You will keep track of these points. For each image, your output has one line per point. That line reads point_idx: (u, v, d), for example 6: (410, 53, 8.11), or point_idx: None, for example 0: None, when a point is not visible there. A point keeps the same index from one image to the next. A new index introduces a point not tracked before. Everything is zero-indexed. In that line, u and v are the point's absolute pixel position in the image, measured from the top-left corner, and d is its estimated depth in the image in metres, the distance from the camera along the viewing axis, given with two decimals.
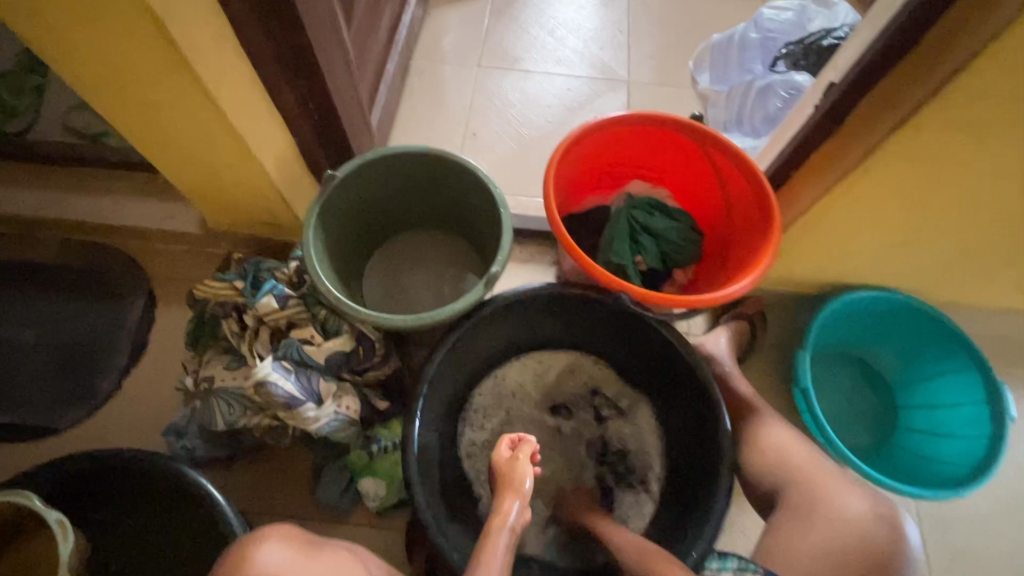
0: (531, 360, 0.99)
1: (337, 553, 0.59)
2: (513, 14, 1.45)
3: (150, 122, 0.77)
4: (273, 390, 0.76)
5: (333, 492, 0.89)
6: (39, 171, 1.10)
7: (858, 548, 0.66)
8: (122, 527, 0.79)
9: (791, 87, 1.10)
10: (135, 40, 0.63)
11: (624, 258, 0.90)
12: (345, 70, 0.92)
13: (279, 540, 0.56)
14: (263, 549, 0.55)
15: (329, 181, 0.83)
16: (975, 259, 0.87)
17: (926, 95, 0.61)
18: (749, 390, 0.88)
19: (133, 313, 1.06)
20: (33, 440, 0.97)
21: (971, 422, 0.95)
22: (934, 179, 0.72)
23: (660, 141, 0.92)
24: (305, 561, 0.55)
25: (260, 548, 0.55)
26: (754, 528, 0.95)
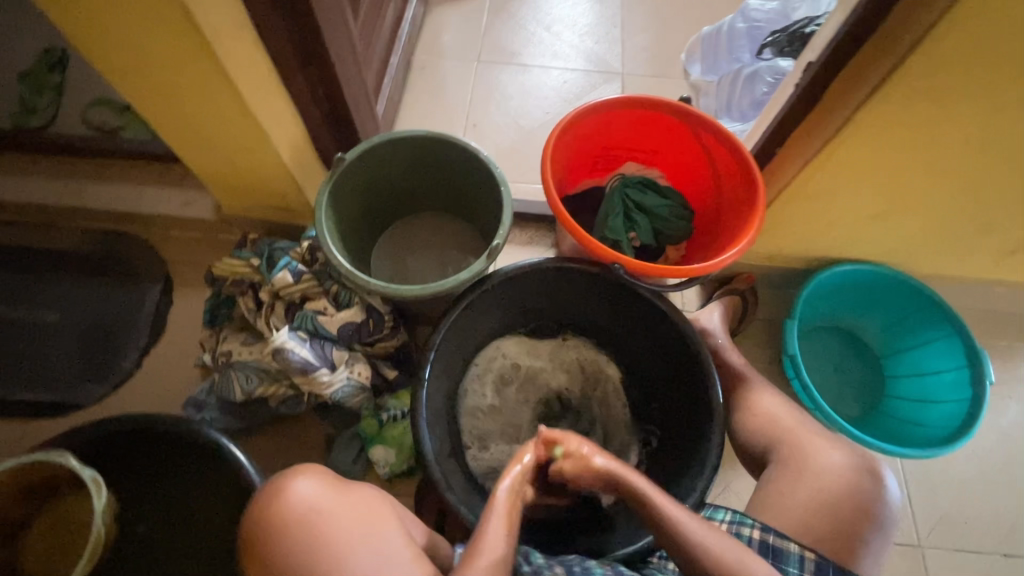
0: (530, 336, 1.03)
1: (366, 494, 0.63)
2: (511, 11, 1.51)
3: (174, 107, 0.83)
4: (290, 356, 0.82)
5: (345, 460, 0.93)
6: (61, 163, 1.16)
7: (844, 495, 0.69)
8: (148, 490, 0.84)
9: (776, 72, 1.16)
10: (163, 26, 0.68)
11: (619, 234, 0.95)
12: (353, 60, 0.97)
13: (312, 476, 0.61)
14: (297, 483, 0.60)
15: (339, 163, 0.89)
16: (953, 229, 0.92)
17: (892, 67, 0.67)
18: (740, 361, 0.92)
19: (152, 296, 1.11)
20: (58, 415, 1.02)
21: (953, 387, 0.99)
22: (907, 149, 0.77)
23: (651, 123, 0.97)
24: (335, 497, 0.60)
25: (295, 481, 0.60)
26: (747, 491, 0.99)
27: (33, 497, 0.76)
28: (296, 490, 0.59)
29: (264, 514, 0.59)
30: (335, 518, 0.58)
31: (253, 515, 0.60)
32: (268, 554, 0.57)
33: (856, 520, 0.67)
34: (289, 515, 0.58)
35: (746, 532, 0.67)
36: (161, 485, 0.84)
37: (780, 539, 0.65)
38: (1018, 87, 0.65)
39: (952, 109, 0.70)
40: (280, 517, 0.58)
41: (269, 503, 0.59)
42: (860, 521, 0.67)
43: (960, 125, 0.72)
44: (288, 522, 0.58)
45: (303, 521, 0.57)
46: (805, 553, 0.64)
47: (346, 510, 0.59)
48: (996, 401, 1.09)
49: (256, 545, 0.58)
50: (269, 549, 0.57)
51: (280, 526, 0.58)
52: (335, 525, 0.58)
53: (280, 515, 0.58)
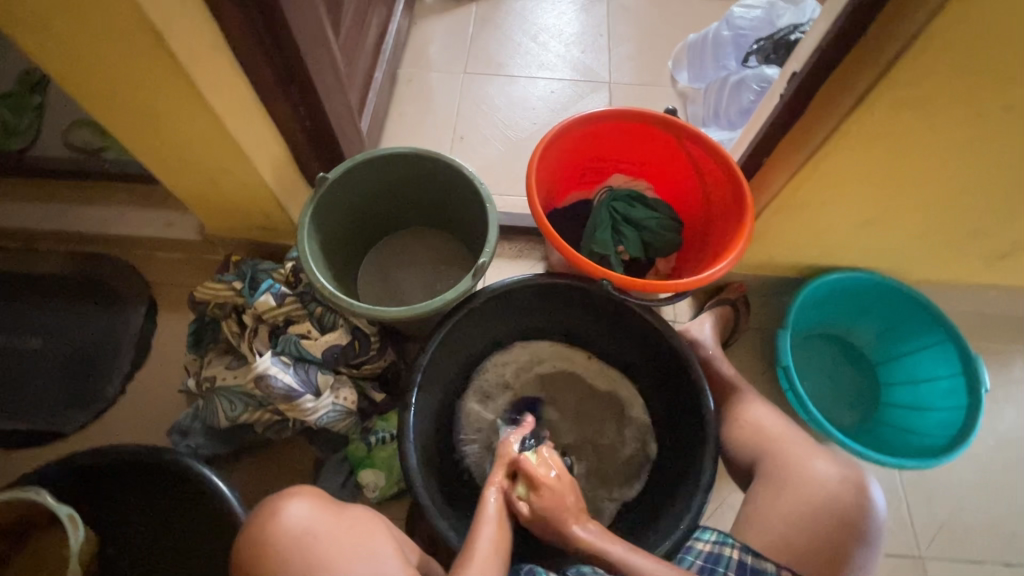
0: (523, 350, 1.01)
1: (359, 514, 0.63)
2: (497, 22, 1.50)
3: (151, 130, 0.81)
4: (272, 382, 0.81)
5: (333, 484, 0.91)
6: (41, 187, 1.14)
7: (827, 510, 0.67)
8: (129, 523, 0.82)
9: (762, 80, 1.15)
10: (135, 51, 0.67)
11: (607, 248, 0.94)
12: (335, 78, 0.96)
13: (305, 498, 0.61)
14: (292, 505, 0.59)
15: (321, 182, 0.87)
16: (943, 235, 0.91)
17: (875, 77, 0.66)
18: (731, 371, 0.91)
19: (135, 319, 1.09)
20: (40, 444, 0.99)
21: (949, 394, 0.98)
22: (893, 157, 0.76)
23: (637, 135, 0.96)
24: (330, 518, 0.60)
25: (289, 504, 0.59)
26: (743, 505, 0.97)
27: (10, 533, 0.74)
28: (292, 512, 0.59)
29: (259, 538, 0.57)
30: (333, 537, 0.58)
31: (246, 540, 0.58)
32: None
33: (839, 536, 0.66)
34: (282, 540, 0.57)
35: (722, 566, 0.65)
36: (141, 517, 0.82)
37: (757, 560, 0.64)
38: (1002, 95, 0.65)
39: (937, 118, 0.69)
40: (276, 540, 0.57)
41: (262, 527, 0.58)
42: (844, 536, 0.66)
43: (946, 133, 0.71)
44: (286, 543, 0.57)
45: (301, 542, 0.57)
46: (781, 573, 0.63)
47: (343, 530, 0.59)
48: (992, 406, 1.08)
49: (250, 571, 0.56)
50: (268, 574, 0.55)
51: (277, 549, 0.56)
52: (333, 544, 0.57)
53: (277, 537, 0.57)
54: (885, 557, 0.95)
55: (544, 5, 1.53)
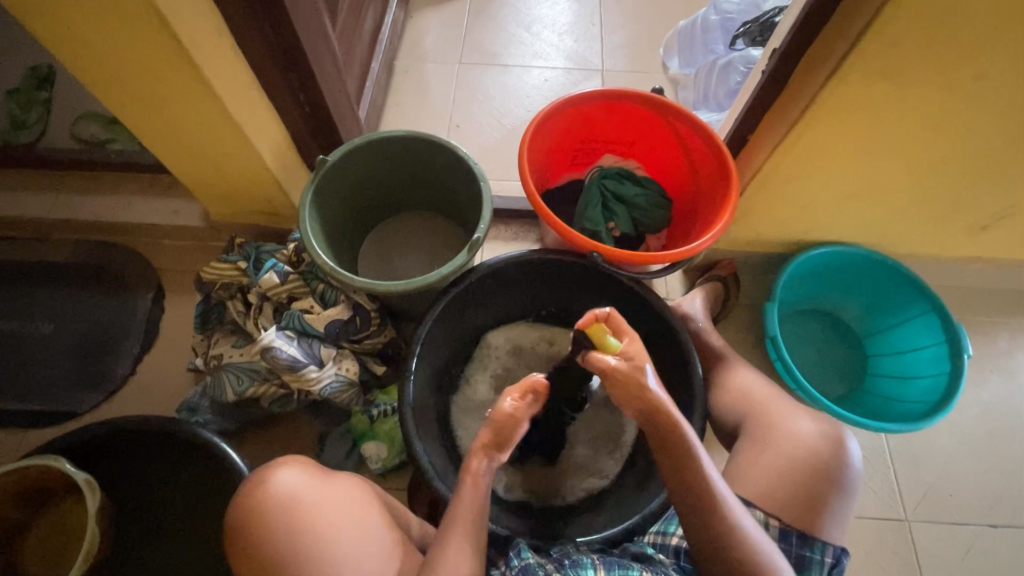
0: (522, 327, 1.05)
1: (347, 481, 0.66)
2: (491, 13, 1.53)
3: (155, 116, 0.85)
4: (277, 353, 0.85)
5: (337, 456, 0.95)
6: (51, 178, 1.18)
7: (808, 463, 0.70)
8: (141, 493, 0.85)
9: (749, 62, 1.19)
10: (141, 36, 0.70)
11: (597, 224, 0.97)
12: (333, 65, 0.99)
13: (296, 466, 0.64)
14: (282, 473, 0.63)
15: (322, 164, 0.91)
16: (923, 207, 0.94)
17: (847, 50, 0.69)
18: (719, 342, 0.95)
19: (144, 303, 1.12)
20: (55, 424, 1.03)
21: (933, 362, 1.01)
22: (871, 128, 0.79)
23: (626, 116, 0.99)
24: (316, 484, 0.63)
25: (278, 472, 0.63)
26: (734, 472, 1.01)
27: (30, 500, 0.78)
28: (281, 480, 0.62)
29: (249, 502, 0.61)
30: (317, 504, 0.61)
31: (238, 504, 0.62)
32: (254, 541, 0.59)
33: (818, 487, 0.68)
34: (271, 504, 0.61)
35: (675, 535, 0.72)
36: (154, 488, 0.85)
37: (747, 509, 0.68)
38: (969, 64, 0.68)
39: (908, 89, 0.72)
40: (265, 506, 0.61)
41: (253, 493, 0.62)
42: (822, 487, 0.68)
43: (919, 103, 0.74)
44: (273, 509, 0.60)
45: (287, 508, 0.60)
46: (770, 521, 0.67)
47: (328, 497, 0.62)
48: (977, 376, 1.10)
49: (241, 533, 0.61)
50: (255, 536, 0.59)
51: (265, 513, 0.60)
52: (317, 510, 0.61)
53: (265, 503, 0.61)
54: (873, 520, 0.98)
55: None
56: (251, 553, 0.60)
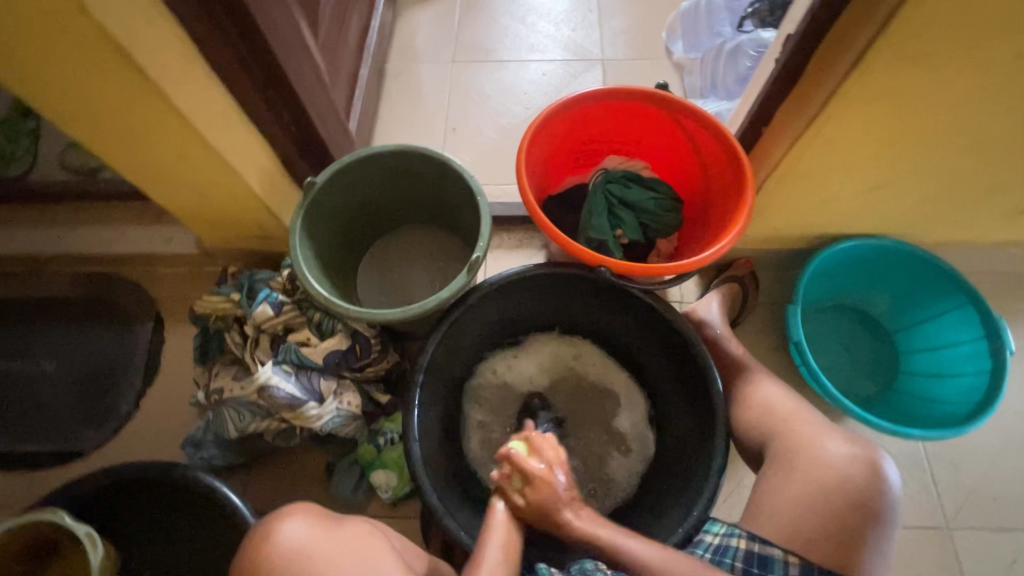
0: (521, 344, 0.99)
1: (357, 527, 0.63)
2: (483, 6, 1.46)
3: (133, 149, 0.81)
4: (275, 393, 0.82)
5: (346, 486, 0.92)
6: (43, 211, 1.16)
7: (839, 492, 0.65)
8: (147, 537, 0.83)
9: (759, 45, 1.11)
10: (106, 71, 0.66)
11: (604, 233, 0.91)
12: (316, 79, 0.94)
13: (302, 516, 0.62)
14: (288, 525, 0.60)
15: (310, 187, 0.86)
16: (958, 193, 0.87)
17: (871, 36, 0.62)
18: (738, 349, 0.89)
19: (144, 335, 1.10)
20: (62, 464, 1.02)
21: (972, 358, 0.95)
22: (897, 117, 0.73)
23: (629, 114, 0.93)
24: (324, 535, 0.61)
25: (284, 523, 0.61)
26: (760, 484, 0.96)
27: (33, 554, 0.77)
28: (288, 533, 0.60)
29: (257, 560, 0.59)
30: (326, 557, 0.59)
31: (242, 559, 0.60)
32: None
33: (854, 519, 0.63)
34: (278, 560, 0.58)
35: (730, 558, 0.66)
36: (158, 533, 0.83)
37: (763, 547, 0.64)
38: (1010, 43, 0.61)
39: (940, 73, 0.65)
40: (271, 560, 0.58)
41: (259, 547, 0.60)
42: (858, 518, 0.63)
43: (953, 88, 0.67)
44: (281, 564, 0.58)
45: (295, 564, 0.58)
46: (789, 557, 0.63)
47: (337, 549, 0.60)
48: (1019, 367, 1.04)
49: None
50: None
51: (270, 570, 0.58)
52: (327, 564, 0.58)
53: (272, 558, 0.58)
54: (912, 529, 0.93)
55: None
56: None
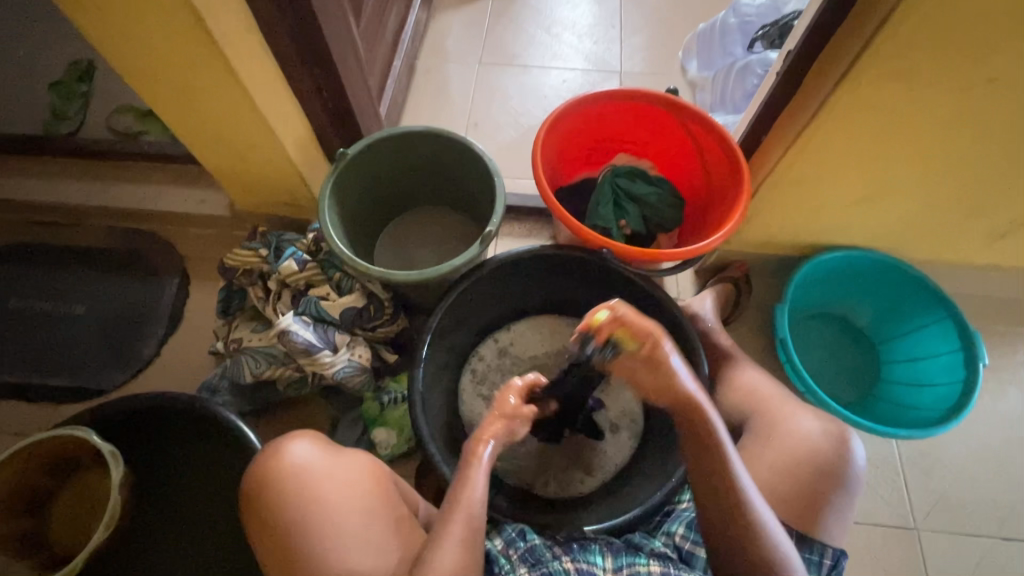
0: (518, 329, 1.06)
1: (358, 458, 0.68)
2: (512, 14, 1.56)
3: (186, 105, 0.89)
4: (294, 337, 0.88)
5: (348, 439, 0.98)
6: (86, 167, 1.24)
7: (810, 462, 0.70)
8: (162, 463, 0.89)
9: (767, 65, 1.20)
10: (176, 31, 0.74)
11: (609, 222, 0.98)
12: (355, 62, 1.02)
13: (308, 439, 0.67)
14: (295, 444, 0.66)
15: (342, 157, 0.94)
16: (940, 212, 0.93)
17: (860, 48, 0.69)
18: (726, 340, 0.95)
19: (170, 288, 1.17)
20: (83, 401, 1.08)
21: (947, 369, 1.00)
22: (882, 131, 0.80)
23: (640, 115, 1.00)
24: (326, 458, 0.66)
25: (293, 443, 0.66)
26: None
27: (57, 469, 0.82)
28: (294, 451, 0.65)
29: (264, 472, 0.65)
30: (325, 477, 0.64)
31: (253, 468, 0.66)
32: (264, 504, 0.64)
33: (819, 484, 0.69)
34: (282, 474, 0.64)
35: None
36: (175, 464, 0.89)
37: None
38: (985, 67, 0.68)
39: (922, 91, 0.72)
40: (278, 473, 0.64)
41: (268, 459, 0.65)
42: (824, 485, 0.69)
43: (935, 107, 0.74)
44: (283, 477, 0.64)
45: (297, 478, 0.64)
46: None
47: (336, 472, 0.65)
48: (994, 386, 1.09)
49: (253, 496, 0.64)
50: (263, 499, 0.63)
51: (273, 479, 0.64)
52: (326, 482, 0.64)
53: (276, 470, 0.64)
54: (881, 527, 0.97)
55: None
56: (263, 514, 0.63)
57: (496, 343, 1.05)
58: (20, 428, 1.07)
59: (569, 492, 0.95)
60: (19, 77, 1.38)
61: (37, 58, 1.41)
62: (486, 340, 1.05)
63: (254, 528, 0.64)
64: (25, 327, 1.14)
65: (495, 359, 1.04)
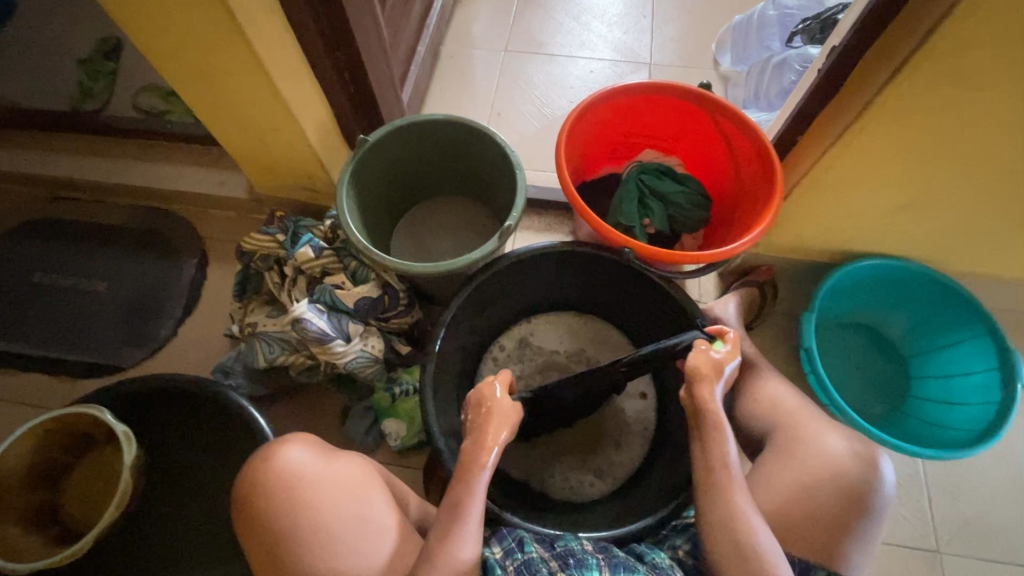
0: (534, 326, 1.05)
1: (350, 463, 0.68)
2: (541, 1, 1.52)
3: (207, 86, 0.88)
4: (307, 326, 0.87)
5: (359, 429, 0.98)
6: (111, 145, 1.24)
7: (834, 483, 0.67)
8: (176, 444, 0.90)
9: (806, 61, 1.14)
10: (200, 10, 0.73)
11: (632, 219, 0.95)
12: (379, 46, 1.00)
13: (301, 444, 0.67)
14: (289, 449, 0.66)
15: (362, 144, 0.92)
16: (987, 223, 0.88)
17: (915, 45, 0.65)
18: (751, 348, 0.91)
19: (189, 269, 1.18)
20: (102, 376, 1.10)
21: (982, 388, 0.95)
22: (931, 135, 0.75)
23: (670, 110, 0.96)
24: (320, 463, 0.65)
25: (285, 448, 0.66)
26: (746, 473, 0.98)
27: (74, 445, 0.83)
28: (287, 455, 0.65)
29: (257, 478, 0.64)
30: (319, 483, 0.64)
31: (245, 476, 0.66)
32: (258, 512, 0.63)
33: (843, 508, 0.66)
34: (275, 480, 0.64)
35: None
36: (189, 443, 0.90)
37: None
38: None
39: (979, 93, 0.68)
40: (270, 478, 0.64)
41: (260, 465, 0.65)
42: (849, 508, 0.66)
43: (991, 112, 0.69)
44: (276, 483, 0.63)
45: (290, 485, 0.63)
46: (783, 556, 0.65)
47: (330, 477, 0.65)
48: None
49: (246, 502, 0.64)
50: (256, 503, 0.63)
51: (266, 484, 0.64)
52: (319, 488, 0.63)
53: (269, 477, 0.64)
54: (901, 547, 0.94)
55: None
56: (255, 520, 0.63)
57: (516, 334, 1.05)
58: (40, 401, 1.09)
59: (578, 492, 0.94)
60: (48, 53, 1.39)
61: (66, 34, 1.42)
62: (509, 331, 1.04)
63: (248, 535, 0.64)
64: (48, 302, 1.15)
65: (516, 348, 1.04)
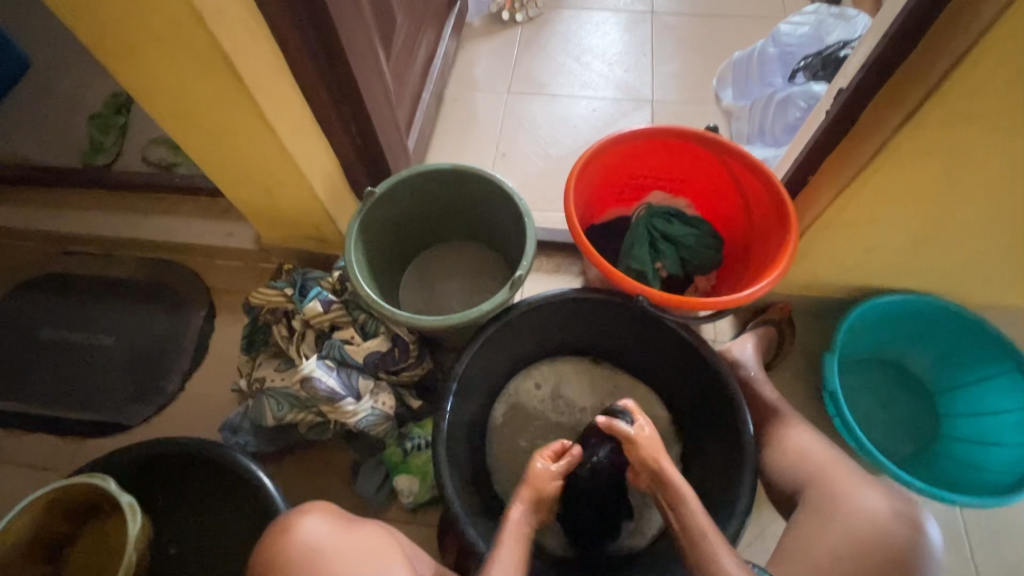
0: (546, 380, 1.01)
1: (369, 531, 0.65)
2: (541, 43, 1.54)
3: (216, 145, 0.89)
4: (317, 384, 0.85)
5: (370, 487, 0.94)
6: (119, 198, 1.25)
7: (880, 547, 0.64)
8: (183, 512, 0.87)
9: (810, 97, 1.14)
10: (209, 76, 0.74)
11: (644, 264, 0.93)
12: (385, 98, 1.01)
13: (318, 514, 0.64)
14: (306, 521, 0.63)
15: (368, 196, 0.92)
16: (1008, 259, 0.86)
17: (927, 90, 0.65)
18: (772, 394, 0.87)
19: (196, 321, 1.17)
20: (109, 434, 1.08)
21: (1017, 428, 0.90)
22: (946, 176, 0.74)
23: (678, 153, 0.96)
24: (339, 534, 0.63)
25: (302, 520, 0.63)
26: (775, 524, 0.93)
27: (78, 515, 0.80)
28: (305, 527, 0.63)
29: (273, 553, 0.61)
30: (338, 555, 0.61)
31: (261, 552, 0.63)
32: None
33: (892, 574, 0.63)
34: (292, 554, 0.61)
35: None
36: (194, 506, 0.87)
37: None
38: None
39: (995, 134, 0.67)
40: (286, 553, 0.61)
41: (276, 540, 0.62)
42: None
43: (1008, 153, 0.68)
44: (293, 557, 0.60)
45: (309, 558, 0.60)
46: None
47: (349, 548, 0.62)
48: None
49: None
50: None
51: (283, 560, 0.60)
52: (340, 559, 0.61)
53: (286, 552, 0.61)
54: None
55: (589, 26, 1.56)
56: None
57: (511, 399, 1.00)
58: (45, 461, 1.07)
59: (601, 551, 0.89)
60: (61, 109, 1.42)
61: (79, 91, 1.45)
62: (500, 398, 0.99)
63: None
64: (55, 358, 1.14)
65: (512, 414, 0.99)
